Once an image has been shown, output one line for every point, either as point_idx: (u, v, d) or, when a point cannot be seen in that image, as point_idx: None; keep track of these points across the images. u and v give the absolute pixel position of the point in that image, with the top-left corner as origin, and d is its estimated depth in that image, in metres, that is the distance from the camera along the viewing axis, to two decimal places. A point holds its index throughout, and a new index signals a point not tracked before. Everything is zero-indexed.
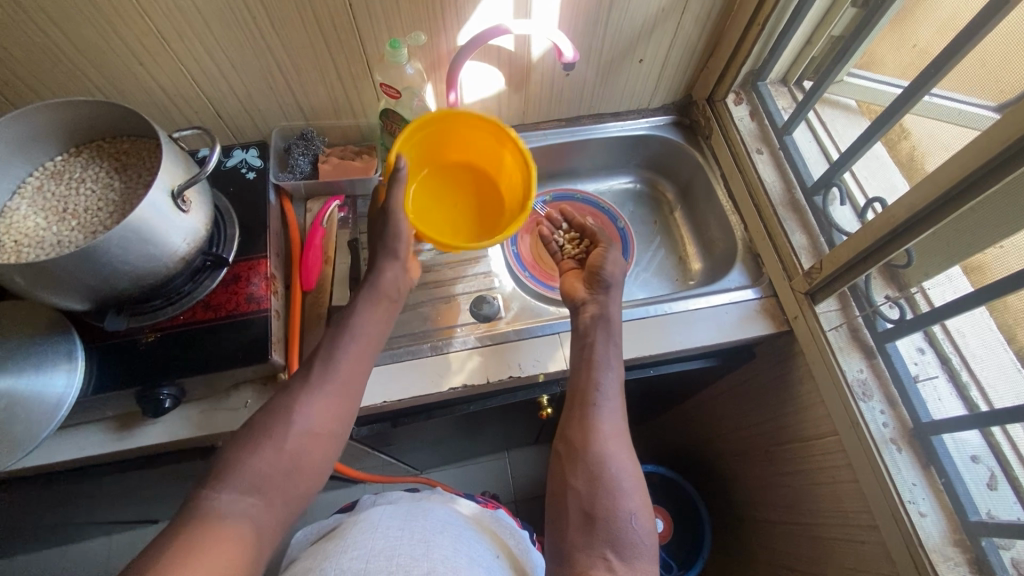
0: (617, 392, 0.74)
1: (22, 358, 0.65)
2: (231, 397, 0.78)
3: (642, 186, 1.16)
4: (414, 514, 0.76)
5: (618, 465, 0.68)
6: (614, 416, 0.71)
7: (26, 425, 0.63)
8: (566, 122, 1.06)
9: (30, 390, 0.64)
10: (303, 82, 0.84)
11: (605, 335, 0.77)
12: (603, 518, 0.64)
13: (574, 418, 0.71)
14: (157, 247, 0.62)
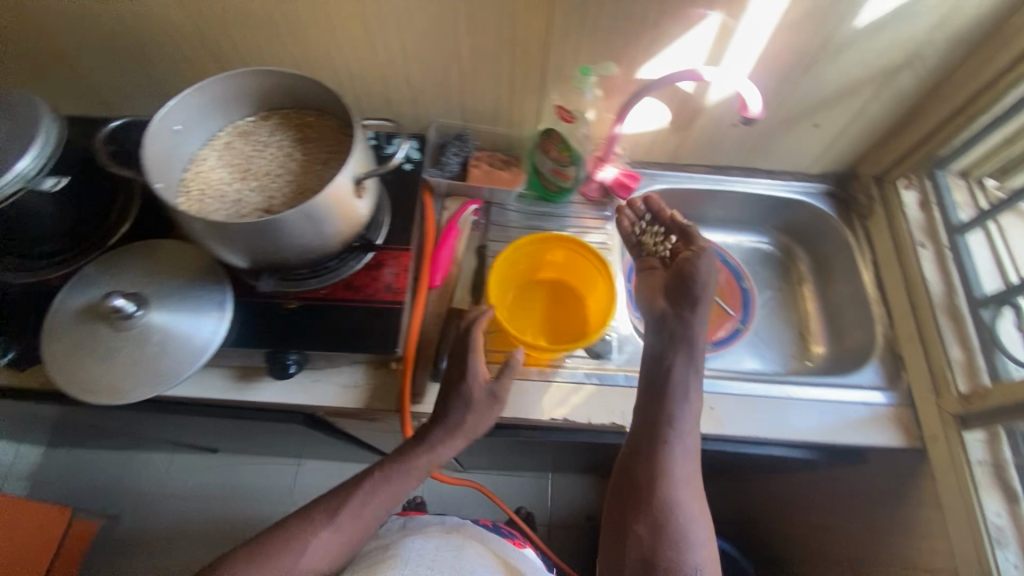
0: (692, 429, 0.68)
1: (182, 297, 0.69)
2: (342, 375, 0.79)
3: (775, 249, 1.10)
4: (452, 551, 0.77)
5: (686, 514, 0.63)
6: (686, 455, 0.66)
7: (172, 362, 0.66)
8: (713, 169, 1.02)
9: (183, 330, 0.67)
10: (475, 84, 0.85)
11: (687, 364, 0.69)
12: (665, 569, 0.60)
13: (643, 452, 0.66)
14: (328, 226, 0.65)
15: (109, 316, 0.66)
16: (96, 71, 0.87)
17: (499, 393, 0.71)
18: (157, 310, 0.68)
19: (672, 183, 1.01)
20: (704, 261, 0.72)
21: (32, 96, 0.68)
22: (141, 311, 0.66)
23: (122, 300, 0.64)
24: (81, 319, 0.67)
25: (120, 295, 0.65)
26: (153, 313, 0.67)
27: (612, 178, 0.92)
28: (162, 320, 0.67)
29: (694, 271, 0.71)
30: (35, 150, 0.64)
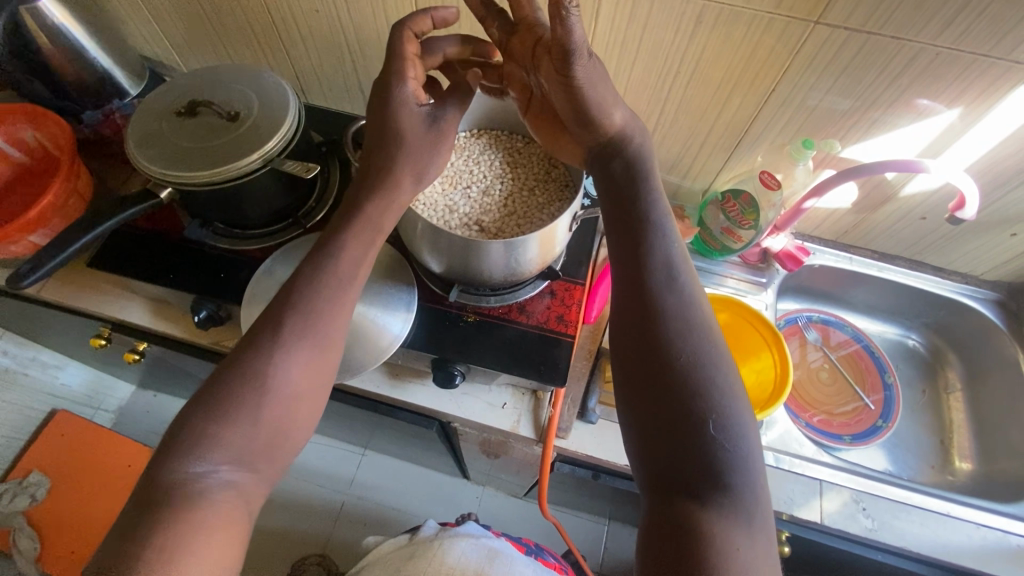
0: (653, 238, 0.55)
1: (374, 293, 0.73)
2: (490, 393, 0.81)
3: (921, 348, 1.05)
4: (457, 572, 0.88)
5: (718, 373, 0.49)
6: (676, 287, 0.53)
7: (361, 353, 0.69)
8: (878, 256, 0.98)
9: (371, 325, 0.70)
10: (667, 134, 0.86)
11: (608, 159, 0.59)
12: (685, 439, 0.47)
13: (636, 286, 0.53)
14: (533, 252, 0.66)
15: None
16: (309, 59, 0.92)
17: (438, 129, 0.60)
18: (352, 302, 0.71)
19: (832, 262, 0.98)
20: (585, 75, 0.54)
21: (282, 82, 0.72)
22: None
23: None
24: None
25: None
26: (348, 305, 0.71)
27: (780, 249, 0.91)
28: (356, 313, 0.70)
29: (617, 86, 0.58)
30: (281, 134, 0.67)
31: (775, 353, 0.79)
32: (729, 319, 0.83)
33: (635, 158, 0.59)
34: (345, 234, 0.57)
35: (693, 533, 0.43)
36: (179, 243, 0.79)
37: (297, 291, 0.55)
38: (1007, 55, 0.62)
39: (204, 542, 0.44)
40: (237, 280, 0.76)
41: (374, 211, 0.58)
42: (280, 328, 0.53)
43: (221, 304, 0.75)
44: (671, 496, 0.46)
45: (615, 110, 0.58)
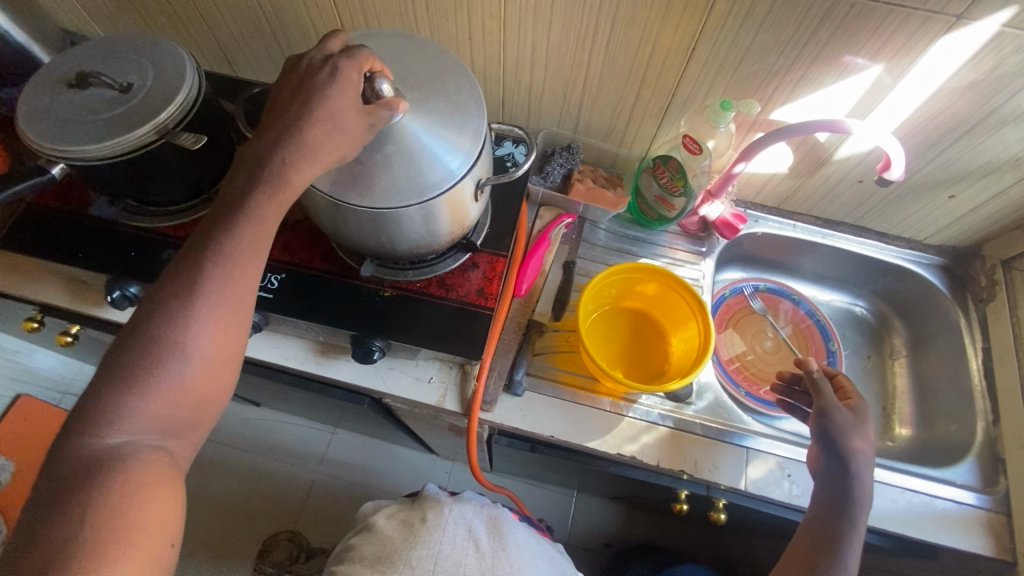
0: (867, 431, 0.68)
1: (440, 113, 0.59)
2: (417, 368, 0.80)
3: (869, 315, 1.04)
4: (493, 523, 0.82)
5: (859, 505, 0.64)
6: (862, 450, 0.67)
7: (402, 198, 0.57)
8: (822, 223, 0.97)
9: (429, 147, 0.57)
10: (597, 101, 0.83)
11: (856, 421, 0.68)
12: (837, 559, 0.61)
13: (839, 454, 0.66)
14: (439, 223, 0.63)
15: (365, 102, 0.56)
16: (229, 30, 0.89)
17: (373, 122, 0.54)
18: (413, 117, 0.57)
19: (775, 229, 0.96)
20: (836, 407, 0.68)
21: (180, 51, 0.69)
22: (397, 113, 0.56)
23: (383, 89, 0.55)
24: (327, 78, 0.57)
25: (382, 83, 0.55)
26: (405, 119, 0.56)
27: (717, 217, 0.89)
28: (414, 129, 0.57)
29: (847, 412, 0.68)
30: (176, 104, 0.65)
31: (701, 325, 0.77)
32: (657, 287, 0.83)
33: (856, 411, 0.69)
34: (257, 196, 0.52)
35: None
36: (87, 220, 0.77)
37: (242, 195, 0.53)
38: (923, 4, 0.59)
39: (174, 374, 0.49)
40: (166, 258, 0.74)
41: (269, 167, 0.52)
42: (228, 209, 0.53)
43: (134, 280, 0.73)
44: None
45: (835, 416, 0.68)
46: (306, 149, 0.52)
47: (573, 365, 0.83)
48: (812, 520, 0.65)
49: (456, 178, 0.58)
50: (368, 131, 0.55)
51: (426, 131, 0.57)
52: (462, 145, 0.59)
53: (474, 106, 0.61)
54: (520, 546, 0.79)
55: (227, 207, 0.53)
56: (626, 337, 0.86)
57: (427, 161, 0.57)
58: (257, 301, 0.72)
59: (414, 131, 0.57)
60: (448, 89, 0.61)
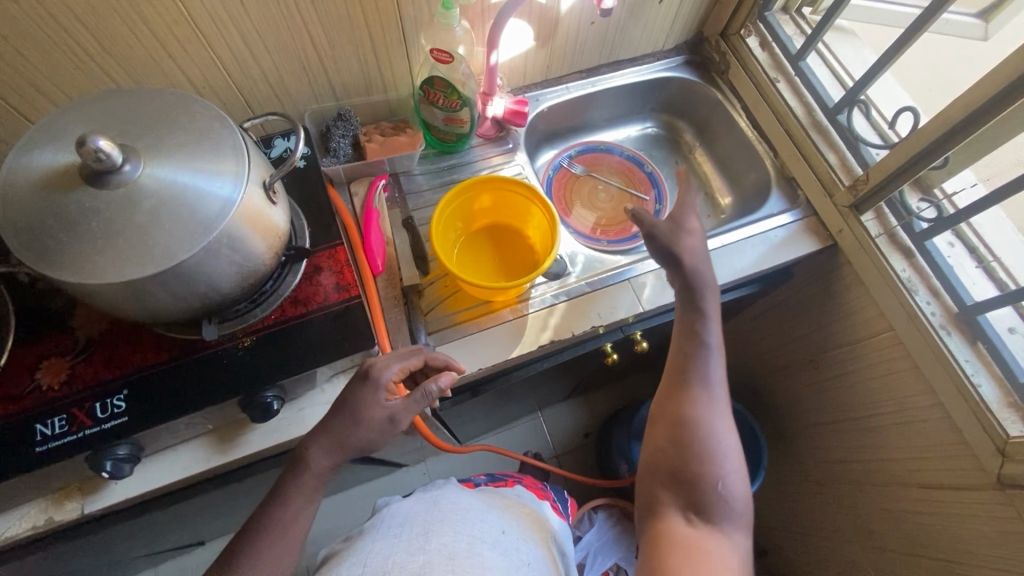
0: (697, 232, 0.76)
1: (186, 147, 0.54)
2: (325, 392, 0.76)
3: (660, 129, 1.19)
4: (436, 503, 0.75)
5: (705, 301, 0.74)
6: (694, 255, 0.74)
7: (180, 243, 0.51)
8: (587, 73, 1.06)
9: (190, 185, 0.53)
10: (338, 59, 0.80)
11: (680, 231, 0.75)
12: (694, 359, 0.72)
13: (676, 268, 0.74)
14: (251, 245, 0.59)
15: (94, 175, 0.50)
16: None
17: (398, 418, 0.64)
18: (156, 164, 0.53)
19: (555, 98, 1.04)
20: (658, 224, 0.74)
21: None
22: (131, 165, 0.51)
23: (105, 148, 0.48)
24: (48, 181, 0.50)
25: (99, 144, 0.48)
26: (147, 168, 0.52)
27: (503, 111, 0.94)
28: (163, 173, 0.52)
29: (665, 224, 0.74)
30: None
31: (543, 206, 0.83)
32: (492, 198, 0.87)
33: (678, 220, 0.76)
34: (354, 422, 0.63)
35: (692, 416, 0.68)
36: None
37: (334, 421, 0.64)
38: None
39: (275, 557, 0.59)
40: None
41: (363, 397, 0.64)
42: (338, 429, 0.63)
43: None
44: (675, 393, 0.71)
45: (657, 232, 0.74)
46: (335, 439, 0.63)
47: (461, 302, 0.85)
48: (676, 329, 0.75)
49: (237, 200, 0.54)
50: (128, 215, 0.51)
51: (177, 170, 0.53)
52: (225, 167, 0.55)
53: (220, 125, 0.57)
54: (462, 509, 0.73)
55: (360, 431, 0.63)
56: (491, 252, 0.89)
57: (194, 198, 0.53)
58: (116, 431, 0.63)
59: (165, 177, 0.52)
60: (180, 122, 0.56)
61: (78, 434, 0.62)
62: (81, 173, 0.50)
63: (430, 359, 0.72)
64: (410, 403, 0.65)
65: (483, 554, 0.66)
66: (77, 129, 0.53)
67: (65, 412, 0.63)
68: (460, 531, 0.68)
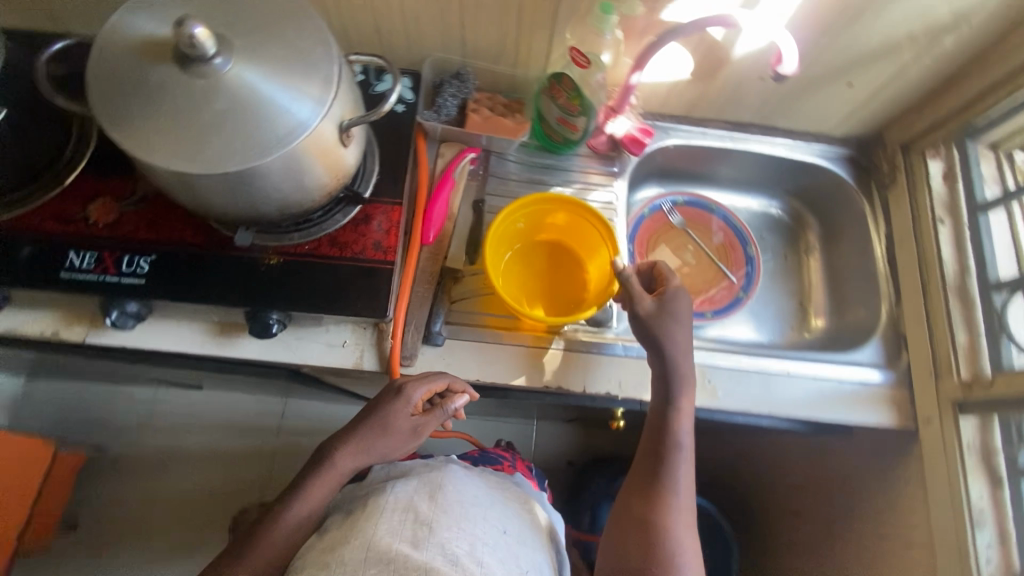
0: (685, 319, 0.71)
1: (282, 62, 0.52)
2: (328, 333, 0.76)
3: (785, 214, 1.05)
4: (443, 484, 0.69)
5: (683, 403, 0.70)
6: (680, 347, 0.71)
7: (234, 153, 0.50)
8: (732, 127, 0.95)
9: (268, 100, 0.51)
10: (479, 17, 0.75)
11: (668, 316, 0.71)
12: (669, 463, 0.69)
13: (659, 359, 0.71)
14: (307, 178, 0.57)
15: (184, 56, 0.49)
16: None
17: (421, 428, 0.71)
18: (246, 67, 0.51)
19: (685, 139, 0.94)
20: (645, 305, 0.71)
21: None
22: (222, 59, 0.50)
23: (201, 38, 0.47)
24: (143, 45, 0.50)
25: (197, 31, 0.47)
26: (237, 67, 0.50)
27: (624, 134, 0.85)
28: (248, 78, 0.50)
29: (651, 305, 0.70)
30: None
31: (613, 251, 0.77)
32: (567, 217, 0.81)
33: (670, 300, 0.72)
34: (380, 422, 0.69)
35: (658, 524, 0.65)
36: None
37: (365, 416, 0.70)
38: None
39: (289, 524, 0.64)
40: (15, 256, 0.65)
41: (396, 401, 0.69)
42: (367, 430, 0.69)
43: None
44: (643, 497, 0.68)
45: (642, 313, 0.70)
46: (360, 446, 0.68)
47: (486, 304, 0.81)
48: (648, 433, 0.71)
49: (305, 133, 0.51)
50: (198, 107, 0.49)
51: (263, 80, 0.51)
52: (308, 95, 0.52)
53: (323, 50, 0.54)
54: (466, 497, 0.68)
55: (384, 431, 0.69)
56: (539, 271, 0.84)
57: (267, 115, 0.51)
58: (128, 289, 0.65)
59: (249, 83, 0.50)
60: (287, 32, 0.53)
61: (98, 276, 0.65)
62: (174, 51, 0.50)
63: (451, 382, 0.72)
64: (432, 417, 0.71)
65: (487, 561, 0.60)
66: (191, 3, 0.52)
67: (97, 251, 0.66)
68: (463, 527, 0.62)
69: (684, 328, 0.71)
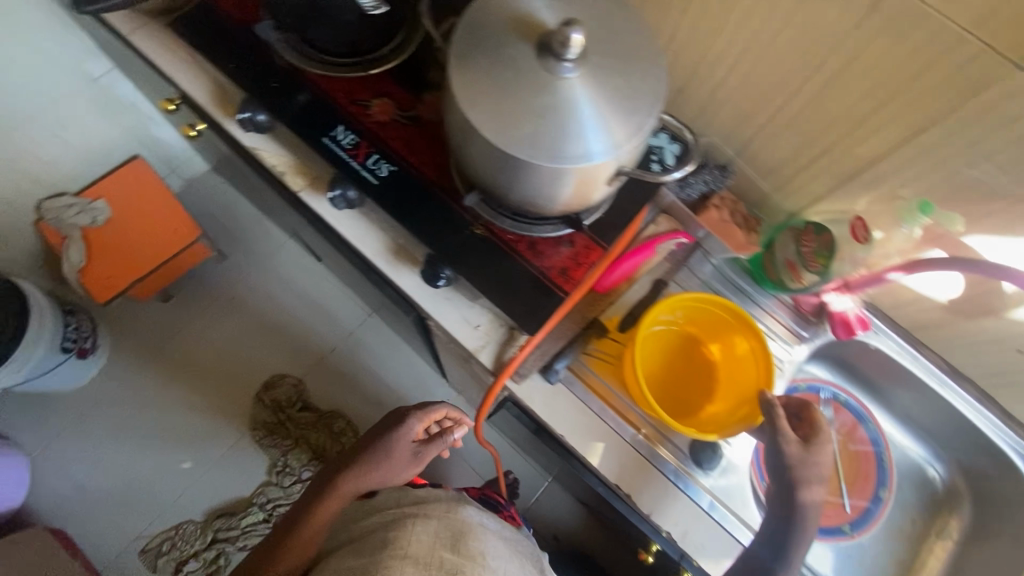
0: (826, 464, 0.68)
1: (614, 94, 0.54)
2: (470, 310, 0.78)
3: (940, 482, 0.93)
4: (472, 533, 0.72)
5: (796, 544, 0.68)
6: (813, 488, 0.67)
7: (524, 144, 0.53)
8: (948, 369, 0.86)
9: (579, 120, 0.53)
10: (779, 135, 0.74)
11: (808, 455, 0.67)
12: None
13: (786, 493, 0.68)
14: (556, 192, 0.59)
15: (546, 47, 0.53)
16: None
17: (421, 455, 0.84)
18: (581, 83, 0.53)
19: (892, 350, 0.86)
20: (787, 440, 0.67)
21: None
22: (570, 66, 0.52)
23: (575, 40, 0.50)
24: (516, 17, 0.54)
25: (575, 33, 0.50)
26: (574, 79, 0.53)
27: (840, 313, 0.79)
28: (577, 93, 0.53)
29: (794, 445, 0.66)
30: None
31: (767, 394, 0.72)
32: (737, 341, 0.76)
33: (817, 440, 0.68)
34: (382, 453, 0.82)
35: None
36: (251, 38, 0.78)
37: (372, 447, 0.83)
38: None
39: (306, 534, 0.77)
40: (294, 101, 0.75)
41: (396, 439, 0.83)
42: (370, 458, 0.82)
43: (259, 108, 0.76)
44: None
45: (783, 445, 0.67)
46: (362, 472, 0.81)
47: (606, 372, 0.79)
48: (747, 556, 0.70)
49: (587, 162, 0.54)
50: (527, 92, 0.53)
51: (591, 101, 0.53)
52: (612, 134, 0.54)
53: (649, 103, 0.55)
54: (488, 555, 0.70)
55: (383, 457, 0.82)
56: (676, 364, 0.81)
57: (570, 130, 0.53)
58: (360, 180, 0.73)
59: (574, 98, 0.53)
60: (632, 70, 0.55)
61: (349, 159, 0.73)
62: (540, 37, 0.53)
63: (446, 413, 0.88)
64: (433, 447, 0.84)
65: None
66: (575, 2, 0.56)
67: (360, 139, 0.74)
68: None
69: (822, 478, 0.68)
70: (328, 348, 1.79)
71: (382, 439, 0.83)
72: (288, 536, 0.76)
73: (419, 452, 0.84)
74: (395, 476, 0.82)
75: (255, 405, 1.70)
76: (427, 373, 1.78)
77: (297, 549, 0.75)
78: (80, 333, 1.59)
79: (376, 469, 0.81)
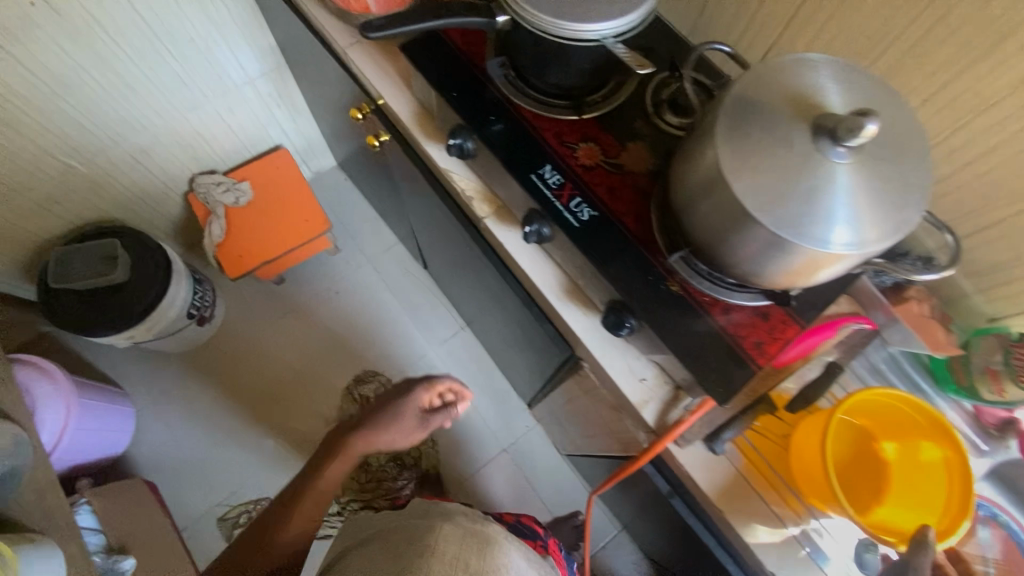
0: None
1: (883, 187, 0.53)
2: (636, 361, 0.78)
3: None
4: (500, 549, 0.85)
5: None
6: None
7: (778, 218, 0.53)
8: None
9: (840, 208, 0.52)
10: (1004, 238, 0.70)
11: None
12: None
13: None
14: (785, 267, 0.59)
15: (824, 130, 0.52)
16: None
17: (426, 421, 1.04)
18: (851, 170, 0.52)
19: None
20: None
21: None
22: (845, 152, 0.52)
23: (864, 130, 0.50)
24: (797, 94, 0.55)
25: (866, 124, 0.50)
26: (846, 165, 0.52)
27: None
28: (845, 179, 0.52)
29: None
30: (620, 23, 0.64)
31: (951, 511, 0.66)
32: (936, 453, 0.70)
33: None
34: (383, 418, 1.03)
35: None
36: (470, 67, 0.82)
37: (381, 413, 1.04)
38: None
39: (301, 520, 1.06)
40: (489, 127, 0.79)
41: (400, 409, 1.03)
42: (376, 415, 1.03)
43: (471, 137, 0.80)
44: None
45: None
46: (381, 430, 1.01)
47: (767, 450, 0.78)
48: None
49: (836, 249, 0.53)
50: (793, 171, 0.53)
51: (860, 191, 0.52)
52: (871, 228, 0.53)
53: (917, 201, 0.53)
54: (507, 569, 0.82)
55: (385, 434, 1.02)
56: (861, 457, 0.77)
57: (827, 215, 0.52)
58: (561, 220, 0.75)
59: (840, 184, 0.52)
60: (906, 161, 0.53)
61: (554, 199, 0.75)
62: (818, 120, 0.53)
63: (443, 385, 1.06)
64: (438, 417, 1.04)
65: None
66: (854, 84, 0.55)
67: (565, 180, 0.76)
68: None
69: None
70: (419, 355, 1.83)
71: (397, 403, 1.04)
72: (269, 529, 1.06)
73: (406, 400, 1.04)
74: (399, 437, 1.02)
75: (344, 398, 1.76)
76: (511, 397, 1.78)
77: (290, 525, 1.05)
78: (203, 301, 1.68)
79: (381, 436, 1.02)
